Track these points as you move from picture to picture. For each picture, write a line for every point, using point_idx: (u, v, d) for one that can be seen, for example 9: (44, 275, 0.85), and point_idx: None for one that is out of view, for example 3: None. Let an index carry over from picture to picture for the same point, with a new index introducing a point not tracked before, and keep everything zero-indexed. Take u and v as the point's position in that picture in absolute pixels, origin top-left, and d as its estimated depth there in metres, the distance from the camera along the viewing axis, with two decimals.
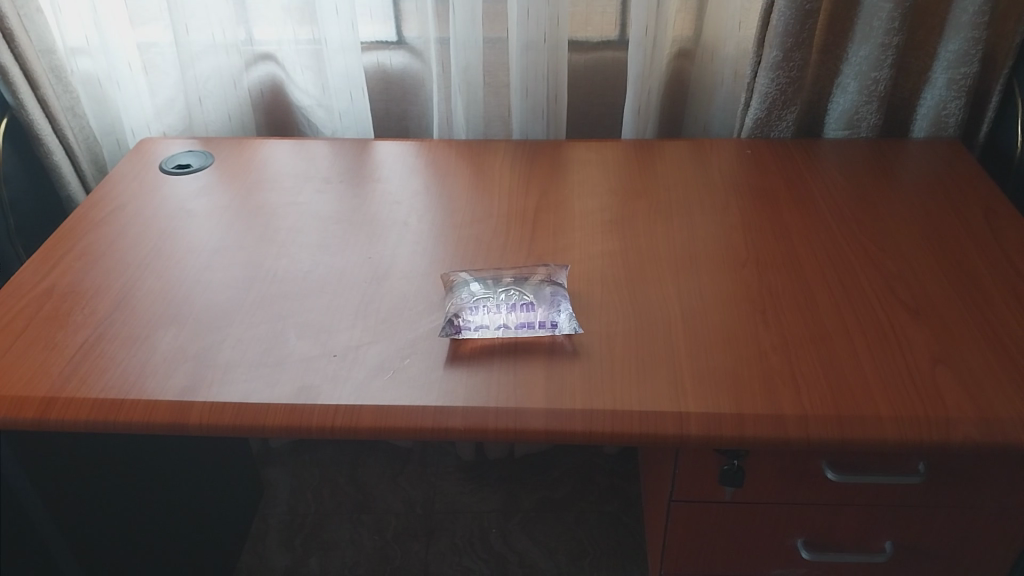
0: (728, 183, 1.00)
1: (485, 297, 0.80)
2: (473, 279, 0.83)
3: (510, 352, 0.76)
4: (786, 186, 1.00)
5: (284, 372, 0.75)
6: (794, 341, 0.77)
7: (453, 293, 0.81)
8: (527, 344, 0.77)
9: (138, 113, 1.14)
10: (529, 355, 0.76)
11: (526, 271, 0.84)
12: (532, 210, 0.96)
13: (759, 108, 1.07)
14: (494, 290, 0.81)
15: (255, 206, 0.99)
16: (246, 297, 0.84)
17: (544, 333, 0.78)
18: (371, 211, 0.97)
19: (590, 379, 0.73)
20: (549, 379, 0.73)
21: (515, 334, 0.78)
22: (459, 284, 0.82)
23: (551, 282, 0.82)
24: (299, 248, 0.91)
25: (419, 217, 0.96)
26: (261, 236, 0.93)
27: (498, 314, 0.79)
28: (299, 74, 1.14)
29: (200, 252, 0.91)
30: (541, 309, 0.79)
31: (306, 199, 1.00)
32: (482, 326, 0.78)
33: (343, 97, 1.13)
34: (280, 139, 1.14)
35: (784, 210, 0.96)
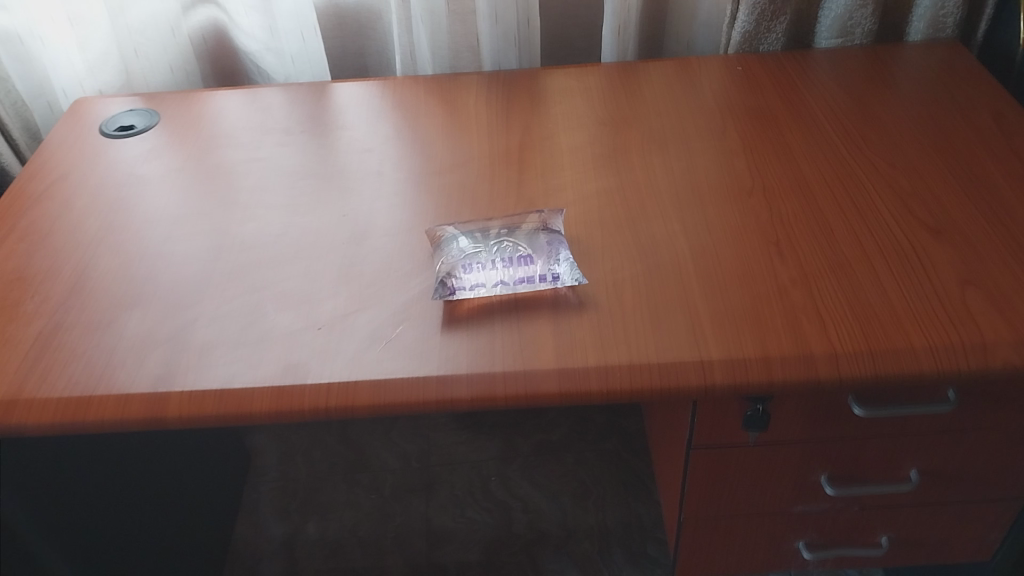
0: (722, 105, 0.94)
1: (477, 251, 0.73)
2: (460, 232, 0.75)
3: (512, 312, 0.70)
4: (781, 104, 0.94)
5: (266, 350, 0.68)
6: (812, 272, 0.72)
7: (441, 250, 0.74)
8: (528, 302, 0.71)
9: (68, 73, 1.02)
10: (533, 313, 0.70)
11: (519, 216, 0.76)
12: (515, 149, 0.89)
13: (748, 21, 1.00)
14: (486, 243, 0.74)
15: (212, 165, 0.90)
16: (213, 267, 0.76)
17: (545, 288, 0.71)
18: (340, 162, 0.88)
19: (600, 331, 0.68)
20: (557, 336, 0.67)
21: (515, 291, 0.71)
22: (447, 239, 0.75)
23: (547, 228, 0.74)
24: (266, 209, 0.83)
25: (393, 164, 0.88)
26: (222, 199, 0.85)
27: (494, 269, 0.72)
28: (243, 16, 1.03)
29: (156, 222, 0.83)
30: (540, 261, 0.72)
31: (267, 154, 0.91)
32: (478, 285, 0.71)
33: (294, 36, 1.03)
34: (230, 89, 1.04)
35: (783, 130, 0.89)
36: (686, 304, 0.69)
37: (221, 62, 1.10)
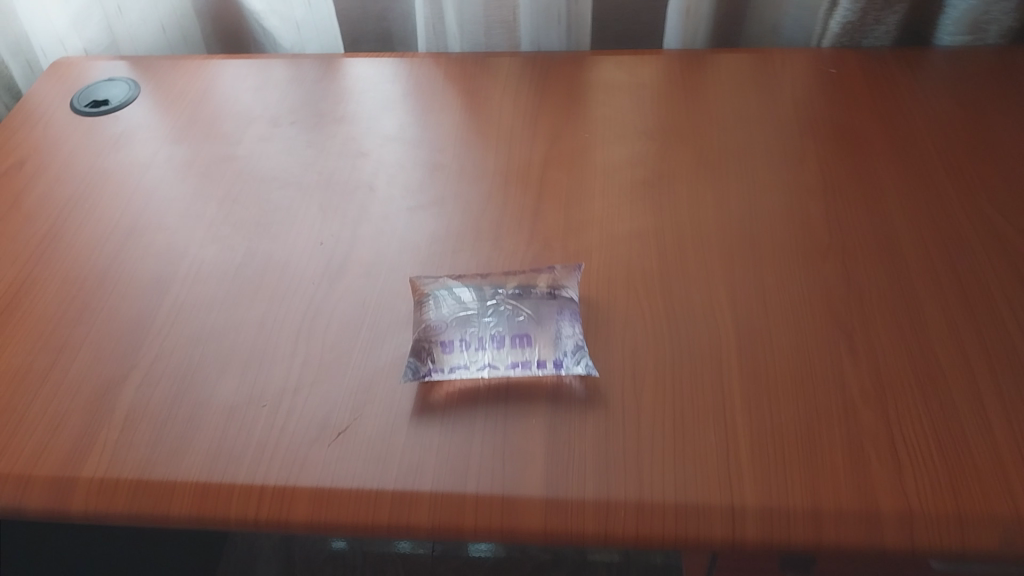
0: (805, 118, 0.75)
1: (467, 317, 0.59)
2: (453, 285, 0.61)
3: (499, 402, 0.56)
4: (880, 123, 0.74)
5: (196, 432, 0.56)
6: (893, 382, 0.55)
7: (425, 308, 0.60)
8: (522, 390, 0.56)
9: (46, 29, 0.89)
10: (525, 406, 0.56)
11: (526, 273, 0.62)
12: (539, 165, 0.73)
13: (851, 9, 0.80)
14: (481, 305, 0.59)
15: (182, 163, 0.77)
16: (158, 307, 0.65)
17: (545, 373, 0.57)
18: (326, 171, 0.75)
19: (600, 438, 0.53)
20: (548, 446, 0.53)
21: (507, 372, 0.57)
22: (434, 294, 0.61)
23: (559, 294, 0.60)
24: (233, 228, 0.70)
25: (391, 175, 0.73)
26: (184, 211, 0.72)
27: (484, 343, 0.58)
28: None
29: (109, 233, 0.71)
30: (539, 343, 0.57)
31: (247, 151, 0.77)
32: (462, 363, 0.57)
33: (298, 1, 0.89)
34: (230, 55, 0.90)
35: (874, 162, 0.71)
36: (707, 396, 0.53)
37: (223, 19, 1.01)
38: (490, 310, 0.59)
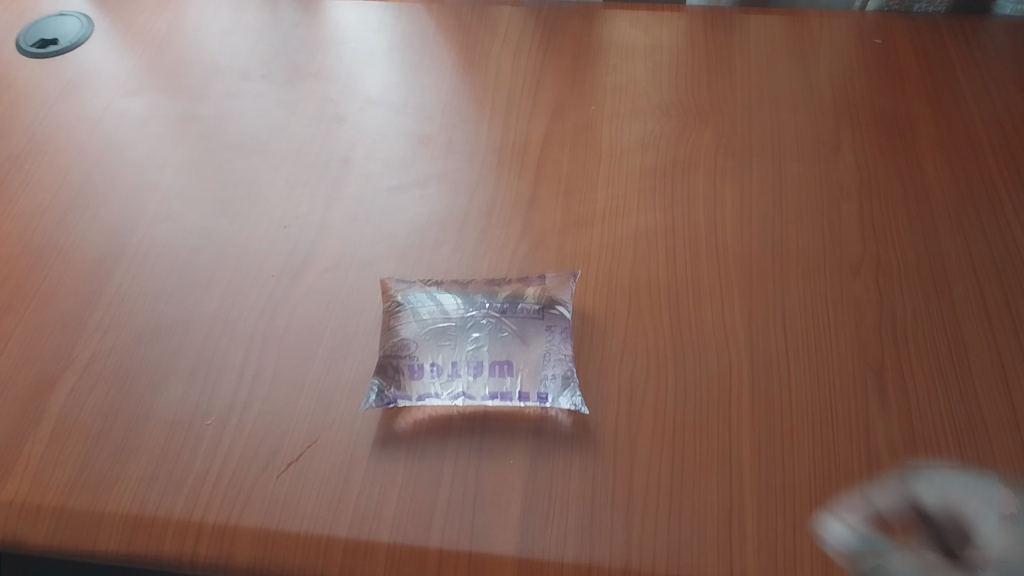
0: (846, 100, 0.66)
1: (442, 333, 0.51)
2: (428, 293, 0.53)
3: (472, 439, 0.49)
4: (931, 106, 0.65)
5: (131, 454, 0.50)
6: (926, 435, 0.48)
7: (394, 319, 0.52)
8: (500, 425, 0.50)
9: None
10: (502, 444, 0.49)
11: (513, 281, 0.54)
12: (537, 143, 0.64)
13: None
14: (459, 319, 0.51)
15: (137, 119, 0.68)
16: (99, 296, 0.57)
17: (527, 405, 0.50)
18: (297, 139, 0.66)
19: (586, 481, 0.47)
20: (523, 492, 0.47)
21: (484, 403, 0.50)
22: (406, 303, 0.53)
23: (550, 311, 0.52)
24: (189, 202, 0.62)
25: (370, 148, 0.65)
26: (135, 179, 0.63)
27: (459, 365, 0.50)
28: None
29: (48, 203, 0.62)
30: (523, 374, 0.50)
31: (210, 108, 0.68)
32: (433, 390, 0.50)
33: None
34: None
35: (922, 155, 0.62)
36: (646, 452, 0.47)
37: None
38: (469, 327, 0.51)
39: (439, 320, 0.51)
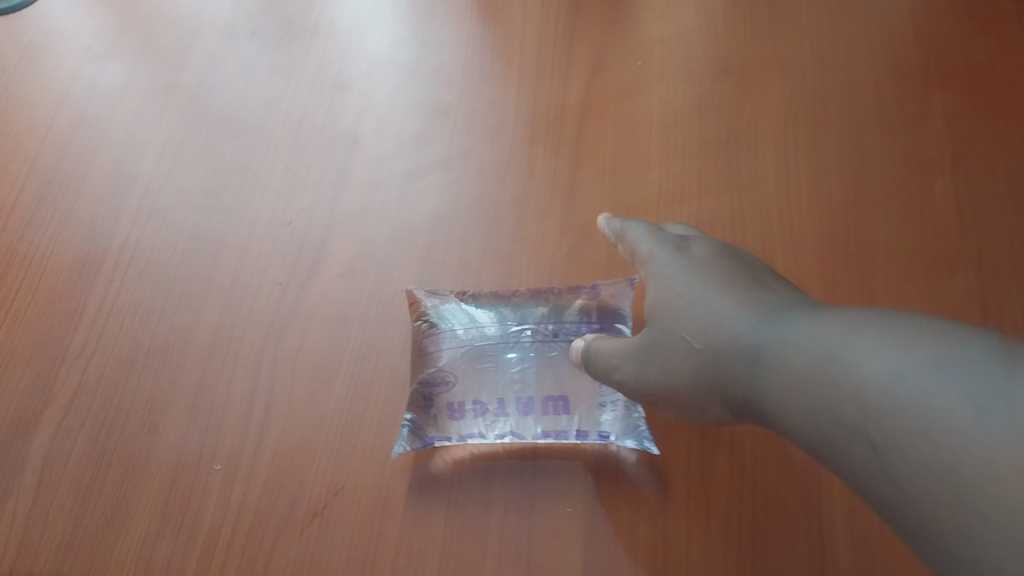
0: (922, 41, 0.57)
1: (483, 364, 0.45)
2: (464, 310, 0.46)
3: (522, 480, 0.42)
4: (1013, 33, 0.56)
5: (129, 511, 0.43)
6: None
7: (425, 343, 0.45)
8: (553, 462, 0.43)
9: None
10: (557, 485, 0.42)
11: (561, 291, 0.46)
12: (576, 112, 0.56)
13: None
14: (501, 346, 0.45)
15: (109, 91, 0.58)
16: (81, 313, 0.49)
17: (586, 442, 0.43)
18: (295, 112, 0.57)
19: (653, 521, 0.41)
20: (584, 544, 0.41)
21: (534, 438, 0.43)
22: (437, 322, 0.46)
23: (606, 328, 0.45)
24: (178, 194, 0.54)
25: (382, 121, 0.56)
26: (113, 167, 0.55)
27: (505, 401, 0.44)
28: None
29: (14, 200, 0.54)
30: (578, 410, 0.44)
31: (194, 75, 0.59)
32: (477, 430, 0.44)
33: None
34: None
35: (1005, 94, 0.54)
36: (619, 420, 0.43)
37: None
38: (512, 357, 0.45)
39: (475, 348, 0.45)
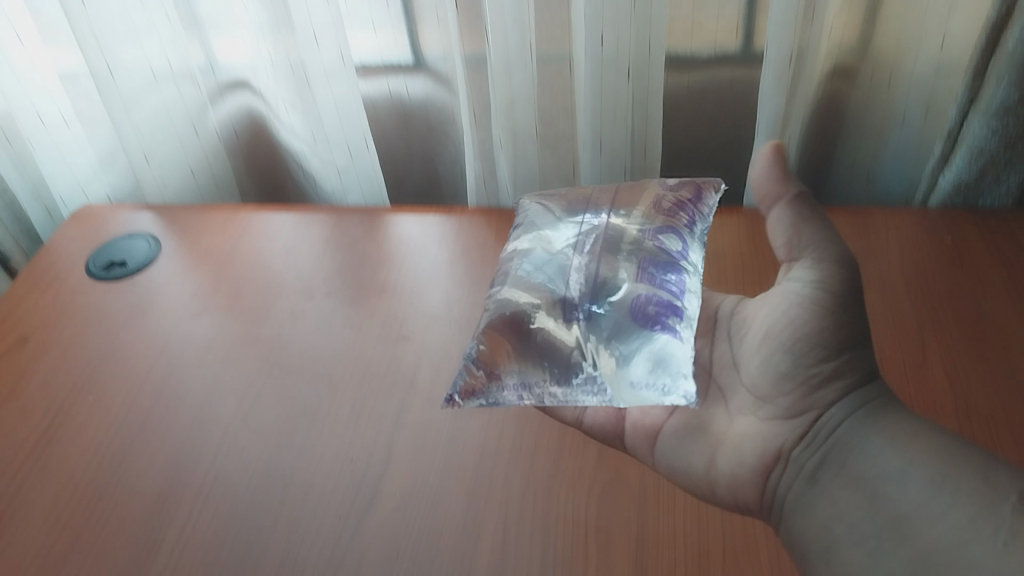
0: (918, 293, 0.64)
1: (625, 222, 0.55)
2: (722, 316, 0.58)
3: (490, 305, 0.52)
4: (1001, 298, 0.63)
5: None
6: None
7: (657, 198, 0.57)
8: (518, 341, 0.49)
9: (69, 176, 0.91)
10: (497, 344, 0.49)
11: (707, 373, 0.56)
12: None
13: (967, 170, 0.68)
14: (637, 238, 0.54)
15: (201, 342, 0.67)
16: (159, 541, 0.54)
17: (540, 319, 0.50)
18: (362, 361, 0.64)
19: (590, 496, 0.54)
20: (457, 382, 0.49)
21: (538, 317, 0.50)
22: (686, 212, 0.57)
23: (625, 365, 0.48)
24: (252, 435, 0.60)
25: (436, 368, 0.63)
26: (199, 408, 0.62)
27: (761, 202, 0.55)
28: (285, 112, 0.89)
29: (112, 436, 0.60)
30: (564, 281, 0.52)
31: (275, 330, 0.68)
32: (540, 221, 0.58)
33: (341, 153, 0.88)
34: (275, 206, 0.82)
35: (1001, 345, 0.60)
36: (780, 223, 0.53)
37: (259, 158, 0.98)
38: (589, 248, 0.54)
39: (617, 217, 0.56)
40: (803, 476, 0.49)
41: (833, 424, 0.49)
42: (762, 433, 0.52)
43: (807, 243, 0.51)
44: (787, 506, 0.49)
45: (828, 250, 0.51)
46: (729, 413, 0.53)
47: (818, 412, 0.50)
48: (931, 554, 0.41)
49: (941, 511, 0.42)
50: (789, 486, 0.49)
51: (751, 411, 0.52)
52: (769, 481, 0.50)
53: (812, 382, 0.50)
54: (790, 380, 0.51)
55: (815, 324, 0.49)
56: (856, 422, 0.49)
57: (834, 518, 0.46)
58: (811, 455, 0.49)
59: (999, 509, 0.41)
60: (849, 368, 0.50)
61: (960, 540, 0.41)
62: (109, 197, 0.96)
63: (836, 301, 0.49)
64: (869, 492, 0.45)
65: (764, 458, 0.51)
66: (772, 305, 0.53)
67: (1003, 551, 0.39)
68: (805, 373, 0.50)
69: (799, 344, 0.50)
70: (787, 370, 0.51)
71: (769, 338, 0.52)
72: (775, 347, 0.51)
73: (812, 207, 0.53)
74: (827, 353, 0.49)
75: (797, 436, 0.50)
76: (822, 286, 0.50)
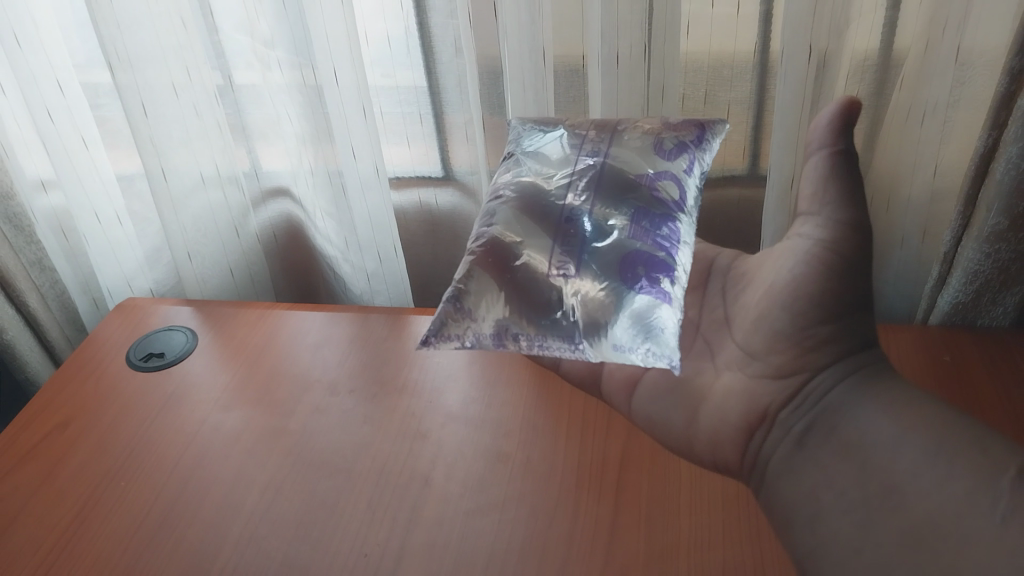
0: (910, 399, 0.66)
1: (626, 161, 0.59)
2: (719, 270, 0.65)
3: (484, 235, 0.57)
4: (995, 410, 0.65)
5: None
6: None
7: (658, 139, 0.60)
8: (506, 275, 0.55)
9: (116, 272, 0.97)
10: (485, 280, 0.55)
11: (695, 329, 0.62)
12: (615, 465, 0.64)
13: (962, 292, 0.72)
14: (636, 183, 0.58)
15: (229, 435, 0.71)
16: None
17: (530, 261, 0.55)
18: (380, 457, 0.67)
19: (603, 528, 0.59)
20: (434, 325, 0.55)
21: (527, 252, 0.56)
22: (687, 156, 0.59)
23: (608, 322, 0.53)
24: (272, 525, 0.62)
25: (450, 464, 0.66)
26: (223, 498, 0.65)
27: (812, 144, 0.54)
28: (320, 218, 0.96)
29: (140, 522, 0.63)
30: (556, 226, 0.56)
31: (300, 425, 0.71)
32: (531, 154, 0.62)
33: (371, 258, 0.93)
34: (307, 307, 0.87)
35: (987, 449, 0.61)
36: (815, 174, 0.54)
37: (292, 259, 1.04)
38: (579, 193, 0.58)
39: (612, 161, 0.59)
40: (790, 439, 0.54)
41: (825, 386, 0.54)
42: (750, 389, 0.57)
43: (829, 203, 0.53)
44: (771, 468, 0.54)
45: (838, 221, 0.52)
46: (716, 368, 0.59)
47: (807, 376, 0.55)
48: (926, 524, 0.44)
49: (940, 481, 0.45)
50: (776, 446, 0.55)
51: (741, 366, 0.58)
52: (753, 443, 0.57)
53: (805, 342, 0.55)
54: (784, 340, 0.55)
55: (817, 287, 0.53)
56: (843, 391, 0.53)
57: (824, 485, 0.50)
58: (799, 419, 0.55)
59: (998, 484, 0.44)
60: (843, 324, 0.54)
61: (956, 512, 0.43)
62: (153, 290, 1.00)
63: (842, 264, 0.52)
64: (862, 461, 0.49)
65: (748, 416, 0.57)
66: (784, 258, 0.56)
67: (1000, 525, 0.42)
68: (799, 334, 0.55)
69: (800, 307, 0.54)
70: (783, 329, 0.55)
71: (771, 293, 0.56)
72: (776, 303, 0.55)
73: (851, 170, 0.53)
74: (822, 316, 0.54)
75: (786, 399, 0.56)
76: (832, 249, 0.52)
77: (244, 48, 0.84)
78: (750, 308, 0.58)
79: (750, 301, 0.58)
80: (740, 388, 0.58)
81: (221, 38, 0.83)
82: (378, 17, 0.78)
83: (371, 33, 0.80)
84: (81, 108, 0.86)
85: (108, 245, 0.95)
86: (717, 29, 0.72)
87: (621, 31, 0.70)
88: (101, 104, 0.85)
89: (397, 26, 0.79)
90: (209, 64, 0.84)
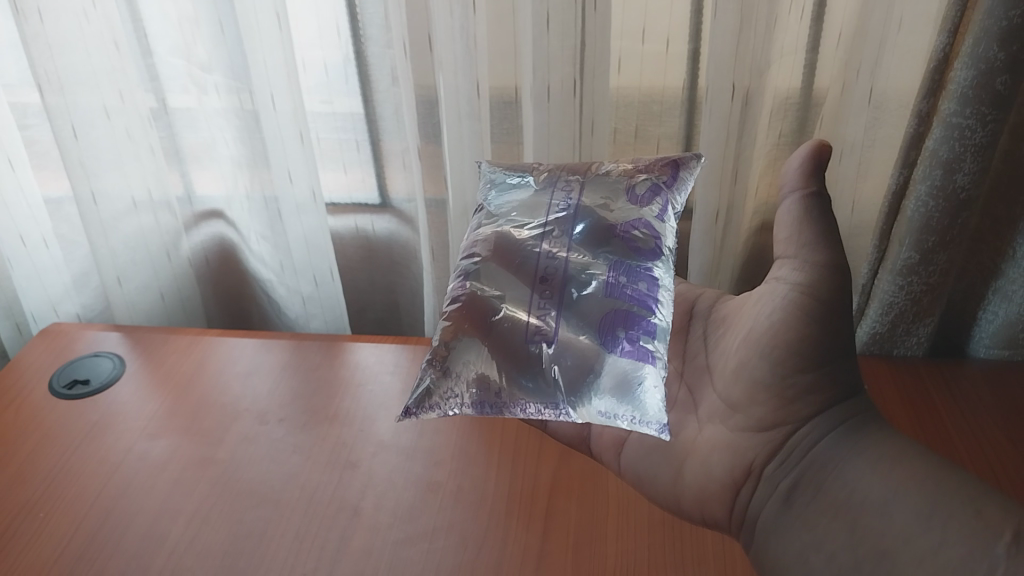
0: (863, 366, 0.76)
1: (600, 206, 0.59)
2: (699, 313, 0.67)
3: (460, 292, 0.57)
4: (904, 382, 0.73)
5: None
6: None
7: (630, 182, 0.60)
8: (488, 335, 0.56)
9: (40, 295, 0.95)
10: (467, 342, 0.55)
11: (679, 378, 0.64)
12: (545, 492, 0.64)
13: (879, 322, 0.75)
14: (613, 234, 0.58)
15: (156, 463, 0.69)
16: None
17: (516, 326, 0.56)
18: (310, 488, 0.66)
19: (533, 553, 0.59)
20: (416, 395, 0.55)
21: (505, 305, 0.56)
22: (660, 199, 0.59)
23: (591, 385, 0.54)
24: (196, 556, 0.61)
25: (380, 493, 0.65)
26: (147, 529, 0.63)
27: (786, 188, 0.58)
28: (255, 240, 0.95)
29: (57, 556, 0.61)
30: (537, 286, 0.57)
31: (229, 453, 0.70)
32: (501, 201, 0.62)
33: (307, 281, 0.93)
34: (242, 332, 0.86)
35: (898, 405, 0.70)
36: (789, 214, 0.56)
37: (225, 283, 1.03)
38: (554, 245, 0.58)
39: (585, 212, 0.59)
40: (778, 496, 0.55)
41: (809, 440, 0.56)
42: (734, 445, 0.58)
43: (806, 245, 0.55)
44: (760, 525, 0.55)
45: (819, 257, 0.54)
46: (699, 423, 0.60)
47: (792, 428, 0.56)
48: None
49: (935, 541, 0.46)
50: (763, 504, 0.56)
51: (722, 419, 0.59)
52: (739, 499, 0.57)
53: (788, 391, 0.56)
54: (765, 386, 0.56)
55: (797, 334, 0.54)
56: (830, 444, 0.55)
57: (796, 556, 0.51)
58: (785, 475, 0.55)
59: (993, 551, 0.45)
60: (825, 373, 0.55)
61: None
62: (79, 316, 0.98)
63: (819, 308, 0.53)
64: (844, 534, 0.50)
65: (733, 472, 0.58)
66: (761, 306, 0.57)
67: None
68: (781, 383, 0.55)
69: (778, 354, 0.55)
70: (765, 379, 0.56)
71: (751, 340, 0.57)
72: (755, 351, 0.56)
73: (824, 212, 0.55)
74: (805, 363, 0.54)
75: (769, 454, 0.57)
76: (809, 295, 0.54)
77: (180, 72, 0.83)
78: (731, 356, 0.59)
79: (730, 351, 0.59)
80: (724, 443, 0.58)
81: (156, 62, 0.82)
82: (315, 44, 0.79)
83: (308, 60, 0.80)
84: (7, 128, 0.84)
85: (31, 270, 0.93)
86: (647, 65, 0.74)
87: (553, 69, 0.71)
88: (29, 124, 0.84)
89: (335, 53, 0.79)
90: (143, 87, 0.83)
